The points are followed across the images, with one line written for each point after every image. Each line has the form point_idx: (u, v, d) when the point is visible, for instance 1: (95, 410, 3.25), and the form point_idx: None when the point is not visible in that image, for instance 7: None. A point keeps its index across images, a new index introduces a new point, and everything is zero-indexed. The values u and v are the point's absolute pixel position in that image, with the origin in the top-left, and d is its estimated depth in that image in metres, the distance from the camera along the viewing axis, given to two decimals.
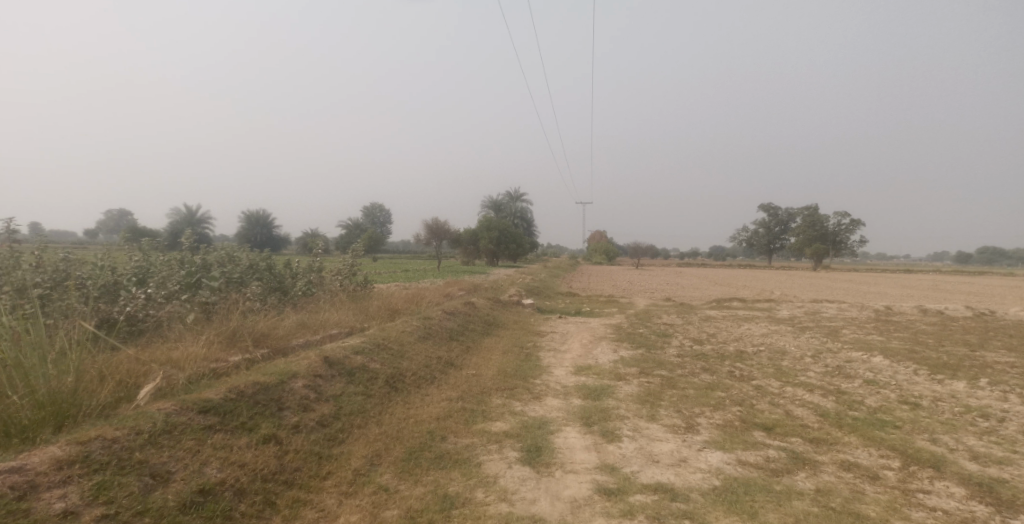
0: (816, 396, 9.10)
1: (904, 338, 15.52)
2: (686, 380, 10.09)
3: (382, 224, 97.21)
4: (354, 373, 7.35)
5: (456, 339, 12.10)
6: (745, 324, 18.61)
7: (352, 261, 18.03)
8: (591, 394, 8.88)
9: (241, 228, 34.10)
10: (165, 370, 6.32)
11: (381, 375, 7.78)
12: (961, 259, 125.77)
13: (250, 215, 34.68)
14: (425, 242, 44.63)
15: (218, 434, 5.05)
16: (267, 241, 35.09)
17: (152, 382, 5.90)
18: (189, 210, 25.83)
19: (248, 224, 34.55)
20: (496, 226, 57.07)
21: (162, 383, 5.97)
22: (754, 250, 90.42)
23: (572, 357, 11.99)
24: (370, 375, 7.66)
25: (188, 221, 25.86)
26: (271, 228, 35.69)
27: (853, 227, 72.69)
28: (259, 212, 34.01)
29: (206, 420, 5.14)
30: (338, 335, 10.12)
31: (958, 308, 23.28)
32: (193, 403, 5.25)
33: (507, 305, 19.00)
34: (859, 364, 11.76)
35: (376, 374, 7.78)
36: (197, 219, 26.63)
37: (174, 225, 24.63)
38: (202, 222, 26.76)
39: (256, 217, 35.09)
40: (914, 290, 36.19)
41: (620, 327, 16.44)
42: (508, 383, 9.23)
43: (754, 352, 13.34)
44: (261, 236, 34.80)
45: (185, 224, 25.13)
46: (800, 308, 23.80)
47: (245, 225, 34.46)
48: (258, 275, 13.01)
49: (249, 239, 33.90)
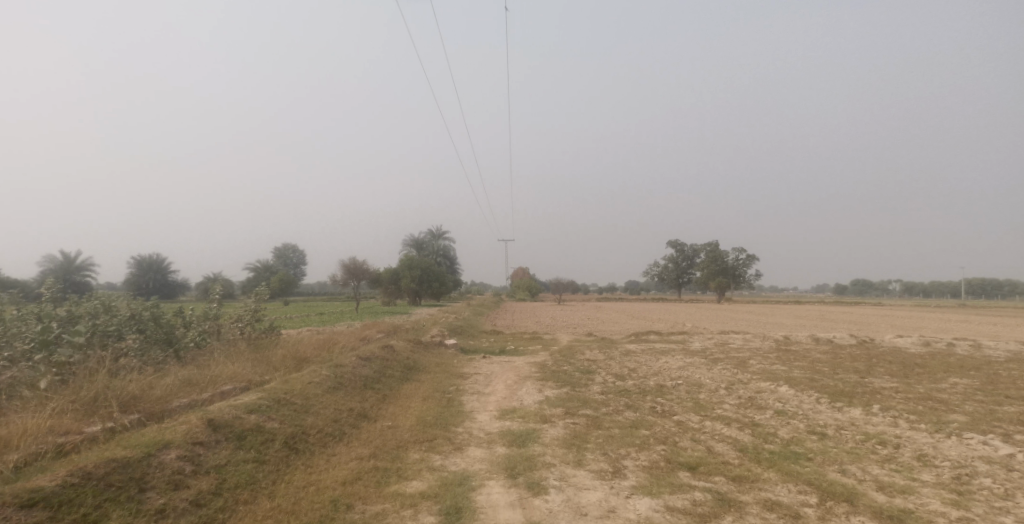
0: (734, 429, 9.19)
1: (805, 367, 16.31)
2: (610, 419, 9.93)
3: (295, 266, 93.08)
4: (244, 436, 6.73)
5: (371, 387, 11.37)
6: (662, 357, 18.97)
7: (257, 305, 16.81)
8: (514, 441, 8.49)
9: (132, 273, 31.36)
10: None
11: (278, 436, 7.15)
12: (845, 288, 137.63)
13: (143, 260, 32.02)
14: (340, 283, 42.92)
15: None
16: (162, 287, 32.45)
17: None
18: (68, 257, 23.35)
19: (140, 269, 31.76)
20: (416, 265, 56.15)
21: None
22: (665, 284, 94.37)
23: (496, 400, 11.56)
24: (264, 436, 6.99)
25: (66, 270, 23.33)
26: (169, 272, 33.06)
27: (751, 261, 77.76)
28: (152, 256, 31.37)
29: (32, 517, 4.31)
30: (233, 392, 9.22)
31: (845, 336, 25.09)
32: (15, 496, 4.39)
33: (427, 346, 18.31)
34: (770, 394, 12.13)
35: (273, 435, 7.14)
36: (78, 266, 24.14)
37: (50, 272, 22.25)
38: (85, 270, 24.30)
39: (150, 261, 32.36)
40: (806, 319, 38.80)
41: (543, 365, 16.21)
42: (426, 433, 8.68)
43: (673, 385, 13.49)
44: (156, 283, 32.07)
45: (63, 272, 22.79)
46: (710, 339, 24.74)
47: (136, 271, 31.65)
48: (141, 327, 11.79)
49: (141, 287, 31.12)
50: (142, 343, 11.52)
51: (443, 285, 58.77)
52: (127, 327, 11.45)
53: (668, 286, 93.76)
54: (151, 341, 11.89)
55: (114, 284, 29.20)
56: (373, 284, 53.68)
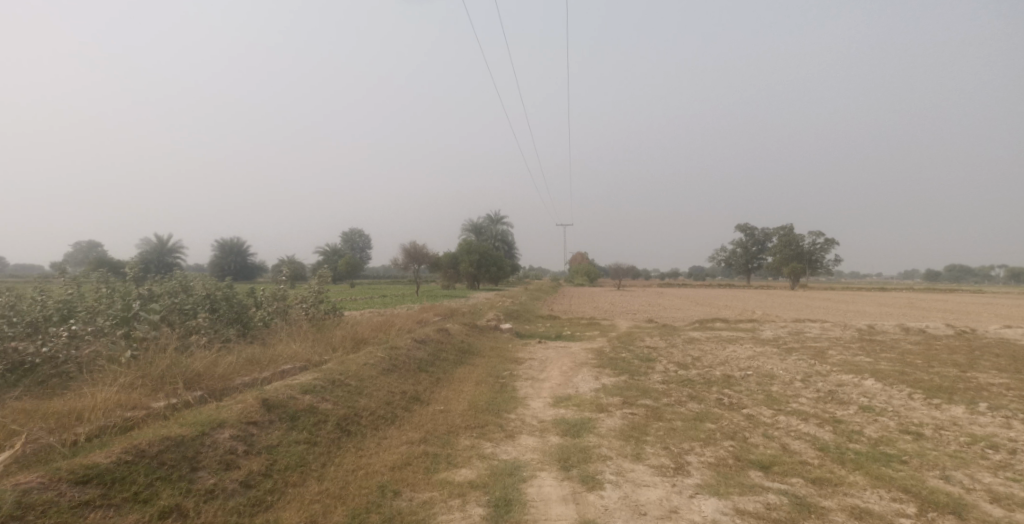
0: (812, 426, 8.41)
1: (892, 359, 14.99)
2: (673, 411, 9.36)
3: (362, 250, 95.82)
4: (297, 417, 6.60)
5: (425, 371, 11.24)
6: (730, 345, 17.97)
7: (320, 287, 17.09)
8: (569, 430, 8.08)
9: (213, 257, 32.97)
10: (49, 430, 5.40)
11: (331, 418, 7.02)
12: (933, 276, 128.25)
13: (223, 244, 33.61)
14: (403, 267, 43.61)
15: (96, 512, 4.21)
16: (241, 270, 33.95)
17: (28, 447, 4.97)
18: (160, 241, 24.79)
19: (221, 253, 33.37)
20: (476, 250, 56.40)
21: (41, 447, 5.04)
22: (732, 270, 90.84)
23: (551, 387, 11.18)
24: (317, 418, 6.85)
25: (159, 253, 24.77)
26: (247, 256, 34.55)
27: (828, 246, 73.43)
28: (231, 241, 32.87)
29: (84, 494, 4.30)
30: (291, 371, 9.25)
31: (938, 326, 23.03)
32: (68, 473, 4.39)
33: (483, 331, 18.13)
34: (851, 388, 11.14)
35: (326, 416, 7.02)
36: (169, 249, 25.59)
37: (142, 255, 23.72)
38: (175, 252, 25.72)
39: (229, 245, 33.94)
40: (891, 308, 36.11)
41: (602, 352, 15.68)
42: (479, 419, 8.41)
43: (742, 376, 12.66)
44: (235, 265, 33.64)
45: (153, 254, 24.22)
46: (783, 328, 23.32)
47: (219, 255, 33.28)
48: (213, 305, 12.10)
49: (223, 269, 32.74)
50: (214, 320, 11.86)
51: (503, 270, 58.79)
52: (202, 305, 11.81)
53: (736, 272, 90.21)
54: (223, 319, 12.22)
55: (196, 266, 30.79)
56: (434, 268, 54.32)
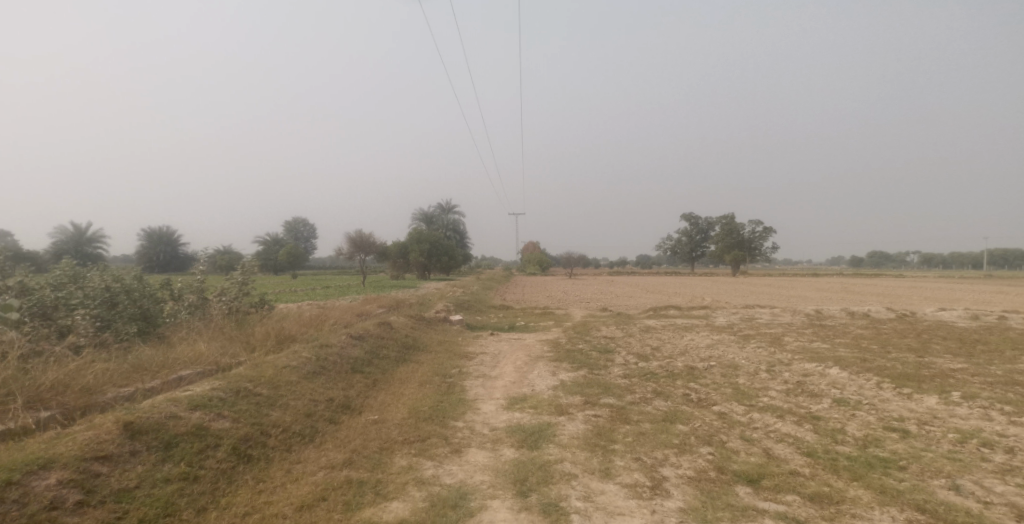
0: (791, 424, 7.59)
1: (849, 345, 14.60)
2: (638, 411, 8.39)
3: (307, 240, 92.03)
4: (174, 444, 5.34)
5: (360, 372, 9.87)
6: (687, 334, 17.32)
7: (245, 277, 15.14)
8: (524, 441, 6.93)
9: (141, 246, 30.39)
10: None
11: (225, 440, 5.69)
12: (861, 261, 135.04)
13: (153, 232, 31.04)
14: (348, 257, 41.43)
15: None
16: (173, 260, 31.32)
17: None
18: (79, 229, 22.33)
19: (151, 243, 30.66)
20: (424, 239, 54.54)
21: None
22: (678, 257, 92.31)
23: (504, 386, 10.03)
24: (205, 443, 5.52)
25: (77, 243, 22.27)
26: (179, 246, 31.91)
27: (768, 233, 75.39)
28: (162, 229, 30.24)
29: None
30: (190, 379, 7.81)
31: (882, 310, 23.26)
32: None
33: (429, 323, 16.80)
34: (819, 378, 10.50)
35: (218, 439, 5.68)
36: (89, 238, 23.10)
37: (56, 243, 21.34)
38: (98, 243, 23.32)
39: (160, 234, 31.31)
40: (831, 293, 36.79)
41: (556, 343, 14.67)
42: (419, 431, 7.18)
43: (705, 367, 11.88)
44: (166, 255, 31.03)
45: (68, 243, 21.80)
46: (736, 314, 23.01)
47: (147, 244, 30.59)
48: (107, 301, 10.39)
49: (152, 261, 30.15)
50: (105, 319, 10.17)
51: (451, 259, 57.14)
52: (91, 300, 10.11)
53: (682, 260, 91.70)
54: (119, 317, 10.54)
55: (120, 256, 28.10)
56: (380, 258, 52.13)
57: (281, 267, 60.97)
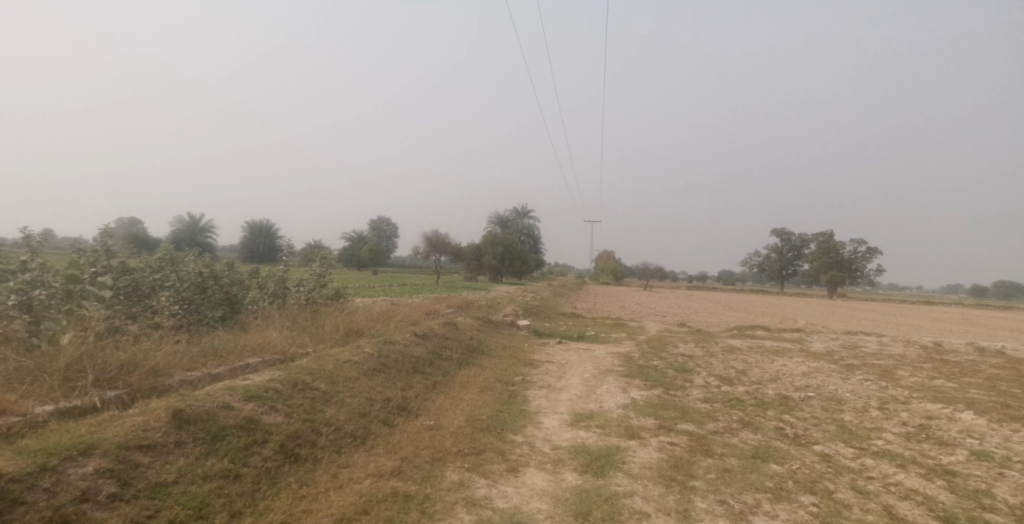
0: (916, 479, 6.34)
1: (978, 386, 12.59)
2: (724, 443, 7.35)
3: (389, 238, 94.76)
4: (222, 436, 4.94)
5: (420, 372, 9.40)
6: (778, 358, 15.74)
7: (323, 270, 15.21)
8: (590, 466, 6.12)
9: (241, 237, 32.13)
10: None
11: (274, 437, 5.24)
12: (978, 291, 122.20)
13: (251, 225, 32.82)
14: (425, 256, 41.88)
15: None
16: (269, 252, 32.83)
17: None
18: (191, 218, 23.74)
19: (249, 234, 32.43)
20: (500, 242, 54.41)
21: None
22: (766, 275, 87.17)
23: (571, 400, 9.24)
24: (253, 438, 5.09)
25: (187, 230, 23.71)
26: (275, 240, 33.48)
27: (870, 255, 69.50)
28: (261, 222, 31.86)
29: None
30: (255, 368, 7.55)
31: (1015, 347, 20.31)
32: None
33: (497, 327, 16.22)
34: (945, 425, 8.95)
35: (268, 435, 5.23)
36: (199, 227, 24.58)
37: (169, 231, 22.82)
38: (204, 231, 24.71)
39: (258, 227, 33.05)
40: (947, 324, 32.85)
41: (630, 358, 13.67)
42: (477, 442, 6.55)
43: (801, 398, 10.52)
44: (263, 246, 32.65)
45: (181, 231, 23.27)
46: (834, 340, 20.88)
47: (247, 235, 32.35)
48: (195, 285, 10.58)
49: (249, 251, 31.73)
50: (192, 303, 10.30)
51: (527, 264, 56.65)
52: (181, 283, 10.34)
53: (770, 278, 86.43)
54: (204, 301, 10.67)
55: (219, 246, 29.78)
56: (456, 258, 52.48)
57: (363, 262, 62.88)
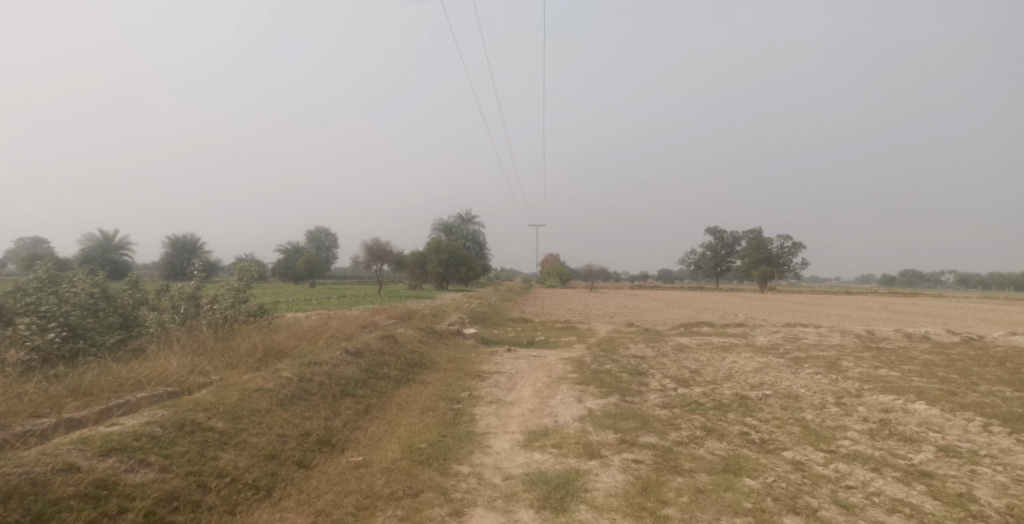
0: (896, 484, 5.85)
1: (921, 373, 12.61)
2: (690, 456, 6.69)
3: (328, 249, 91.52)
4: (49, 513, 3.90)
5: (350, 396, 8.29)
6: (728, 354, 15.48)
7: (244, 282, 13.74)
8: (548, 500, 5.26)
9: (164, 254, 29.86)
10: None
11: (133, 504, 4.22)
12: (892, 280, 130.68)
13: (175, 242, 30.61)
14: (364, 265, 40.02)
15: None
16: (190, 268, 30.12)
17: None
18: (104, 233, 21.52)
19: (173, 249, 30.18)
20: (443, 249, 53.10)
21: None
22: (701, 272, 89.64)
23: (522, 415, 8.39)
24: (102, 510, 4.07)
25: (100, 246, 21.49)
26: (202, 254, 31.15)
27: (796, 250, 72.66)
28: (186, 236, 29.63)
29: None
30: (136, 406, 6.34)
31: (939, 331, 21.16)
32: None
33: (441, 337, 15.18)
34: (905, 418, 8.68)
35: (123, 502, 4.21)
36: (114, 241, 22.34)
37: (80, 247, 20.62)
38: (120, 246, 22.48)
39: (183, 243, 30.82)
40: (874, 312, 34.18)
41: (582, 362, 12.97)
42: (415, 479, 5.58)
43: (759, 397, 10.10)
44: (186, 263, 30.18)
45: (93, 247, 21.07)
46: (776, 333, 21.06)
47: (170, 251, 30.03)
48: (82, 308, 9.13)
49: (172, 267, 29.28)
50: (76, 328, 8.88)
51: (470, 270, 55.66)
52: (64, 304, 8.90)
53: (705, 275, 88.95)
54: (95, 325, 9.26)
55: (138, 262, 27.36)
56: (398, 267, 50.83)
57: (299, 275, 60.00)
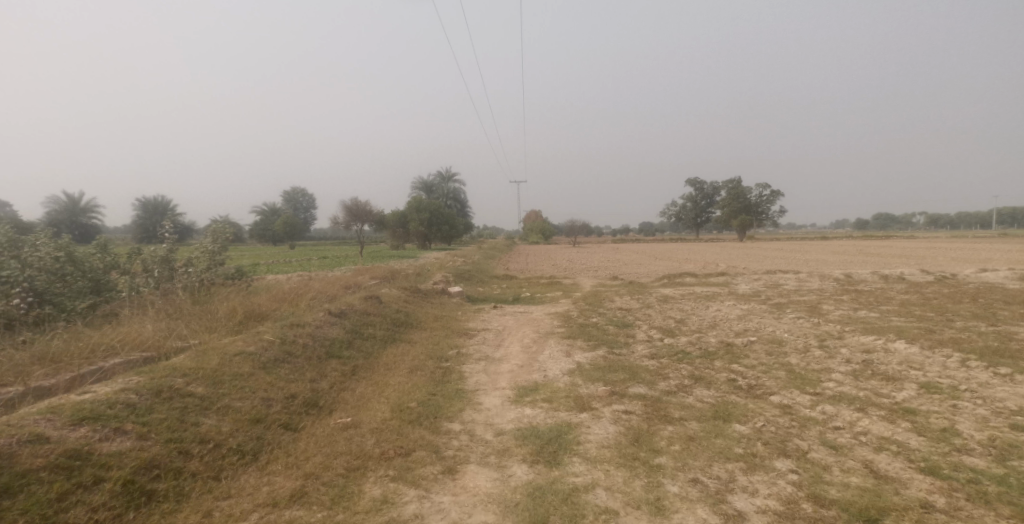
0: (882, 423, 5.93)
1: (900, 313, 12.84)
2: (679, 404, 6.72)
3: (306, 211, 90.08)
4: (19, 488, 3.76)
5: (336, 358, 8.16)
6: (712, 303, 15.61)
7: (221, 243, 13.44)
8: (540, 454, 5.23)
9: (137, 218, 29.10)
10: None
11: (109, 475, 4.09)
12: (868, 225, 132.95)
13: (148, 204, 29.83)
14: (344, 227, 39.39)
15: None
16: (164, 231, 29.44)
17: None
18: (73, 197, 20.86)
19: (146, 213, 29.43)
20: (423, 208, 52.48)
21: None
22: (682, 224, 90.15)
23: (511, 371, 8.36)
24: (76, 482, 3.94)
25: (70, 210, 20.86)
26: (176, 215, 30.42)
27: (775, 198, 73.25)
28: (159, 199, 28.86)
29: None
30: (111, 372, 6.16)
31: (914, 272, 21.58)
32: None
33: (426, 296, 15.04)
34: (887, 358, 8.82)
35: (99, 473, 4.08)
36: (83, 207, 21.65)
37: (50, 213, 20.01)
38: (90, 211, 21.82)
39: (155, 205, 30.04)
40: (850, 256, 34.87)
41: (568, 316, 12.97)
42: (405, 438, 5.51)
43: (745, 343, 10.19)
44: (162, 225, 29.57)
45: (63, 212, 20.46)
46: (758, 281, 21.29)
47: (143, 215, 29.28)
48: (49, 273, 8.87)
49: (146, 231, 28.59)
50: (43, 294, 8.66)
51: (452, 228, 55.29)
52: (30, 270, 8.63)
53: (686, 226, 89.54)
54: (64, 291, 9.04)
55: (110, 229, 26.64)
56: (378, 227, 50.23)
57: (278, 238, 59.07)
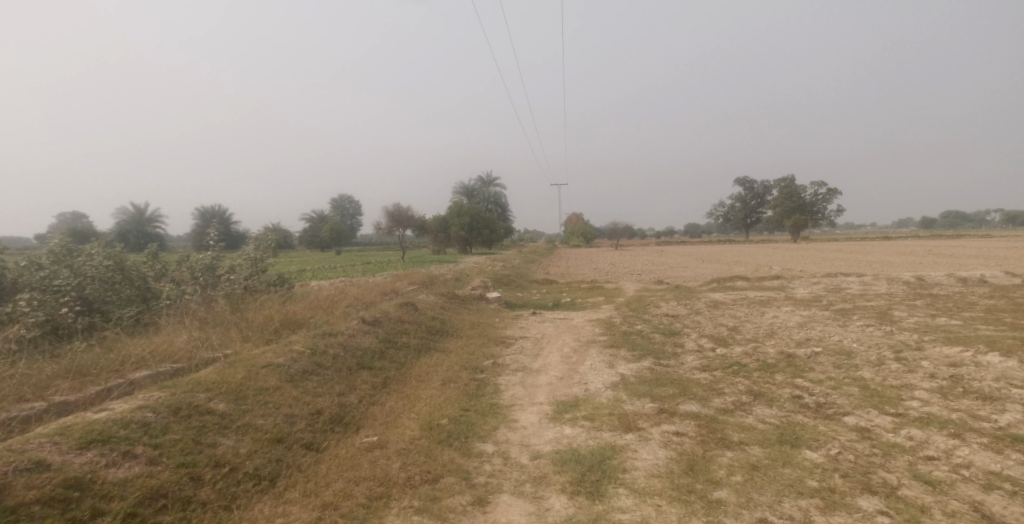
0: (985, 454, 5.08)
1: (985, 321, 11.58)
2: (739, 425, 6.02)
3: (353, 217, 91.76)
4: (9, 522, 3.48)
5: (367, 369, 7.78)
6: (767, 309, 14.60)
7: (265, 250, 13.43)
8: (582, 483, 4.65)
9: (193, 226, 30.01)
10: None
11: (108, 507, 3.79)
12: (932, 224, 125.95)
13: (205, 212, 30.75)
14: (387, 232, 39.58)
15: None
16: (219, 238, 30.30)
17: None
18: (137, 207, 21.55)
19: (202, 221, 30.31)
20: (465, 212, 52.41)
21: None
22: (731, 225, 87.35)
23: (550, 384, 7.79)
24: (72, 516, 3.66)
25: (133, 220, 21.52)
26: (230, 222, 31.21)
27: (830, 196, 70.09)
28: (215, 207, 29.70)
29: None
30: (137, 387, 5.93)
31: (994, 273, 19.80)
32: None
33: (464, 303, 14.63)
34: (977, 373, 7.80)
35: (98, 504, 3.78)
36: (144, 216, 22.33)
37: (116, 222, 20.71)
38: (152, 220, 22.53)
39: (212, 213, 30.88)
40: (916, 257, 32.54)
41: (612, 323, 12.30)
42: (433, 462, 5.02)
43: (807, 354, 9.30)
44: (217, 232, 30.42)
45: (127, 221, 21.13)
46: (817, 284, 19.97)
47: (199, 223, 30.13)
48: (100, 280, 8.90)
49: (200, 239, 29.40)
50: (95, 302, 8.69)
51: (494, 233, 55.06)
52: (79, 278, 8.66)
53: (735, 227, 86.70)
54: (115, 298, 9.06)
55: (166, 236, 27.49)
56: (421, 232, 50.41)
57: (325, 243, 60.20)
